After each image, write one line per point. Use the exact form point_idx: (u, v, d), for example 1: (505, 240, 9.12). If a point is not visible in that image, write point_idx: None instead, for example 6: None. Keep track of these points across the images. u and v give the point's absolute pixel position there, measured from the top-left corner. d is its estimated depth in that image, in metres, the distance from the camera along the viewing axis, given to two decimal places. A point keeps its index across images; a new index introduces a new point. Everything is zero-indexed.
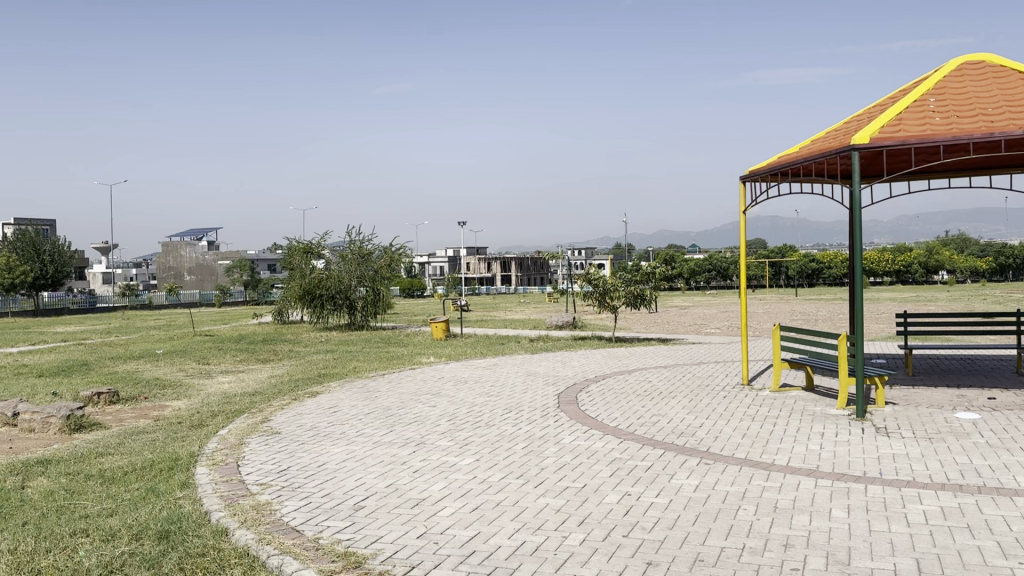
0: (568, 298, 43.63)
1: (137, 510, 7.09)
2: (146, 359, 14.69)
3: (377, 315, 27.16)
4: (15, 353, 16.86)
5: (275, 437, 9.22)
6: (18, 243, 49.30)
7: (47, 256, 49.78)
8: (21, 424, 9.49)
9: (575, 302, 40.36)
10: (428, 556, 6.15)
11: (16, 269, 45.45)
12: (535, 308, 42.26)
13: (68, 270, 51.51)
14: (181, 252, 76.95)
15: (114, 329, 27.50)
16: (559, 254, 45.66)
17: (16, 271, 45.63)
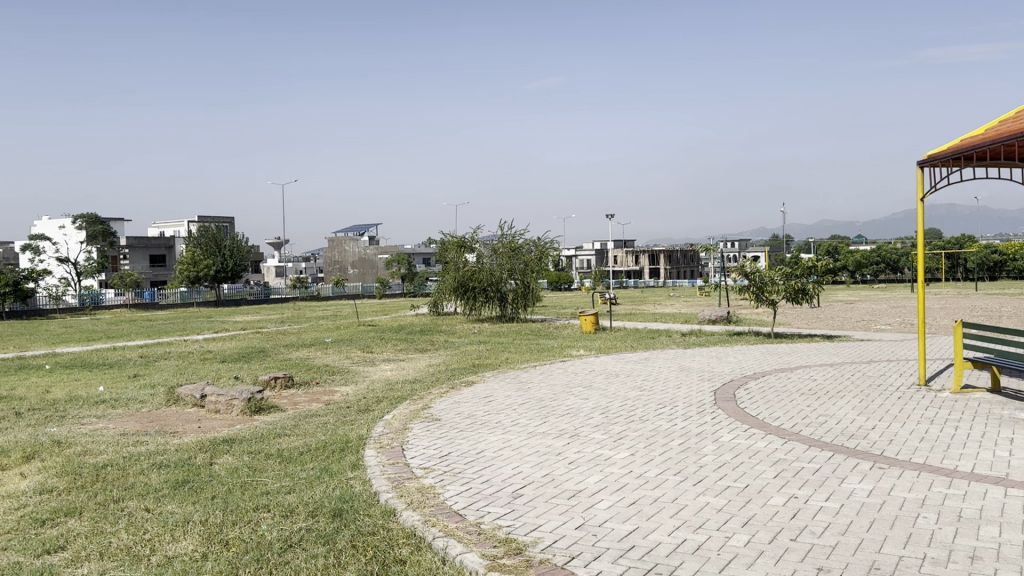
0: (723, 291, 42.42)
1: (312, 489, 7.54)
2: (316, 347, 15.66)
3: (527, 308, 27.52)
4: (203, 340, 18.49)
5: (436, 423, 9.54)
6: (202, 239, 54.06)
7: (227, 251, 54.21)
8: (207, 405, 10.32)
9: (729, 296, 39.28)
10: (588, 548, 6.13)
11: (200, 263, 49.89)
12: (686, 302, 41.41)
13: (245, 264, 55.84)
14: (345, 247, 81.44)
15: (286, 319, 29.55)
16: (712, 247, 44.58)
17: (201, 266, 50.04)
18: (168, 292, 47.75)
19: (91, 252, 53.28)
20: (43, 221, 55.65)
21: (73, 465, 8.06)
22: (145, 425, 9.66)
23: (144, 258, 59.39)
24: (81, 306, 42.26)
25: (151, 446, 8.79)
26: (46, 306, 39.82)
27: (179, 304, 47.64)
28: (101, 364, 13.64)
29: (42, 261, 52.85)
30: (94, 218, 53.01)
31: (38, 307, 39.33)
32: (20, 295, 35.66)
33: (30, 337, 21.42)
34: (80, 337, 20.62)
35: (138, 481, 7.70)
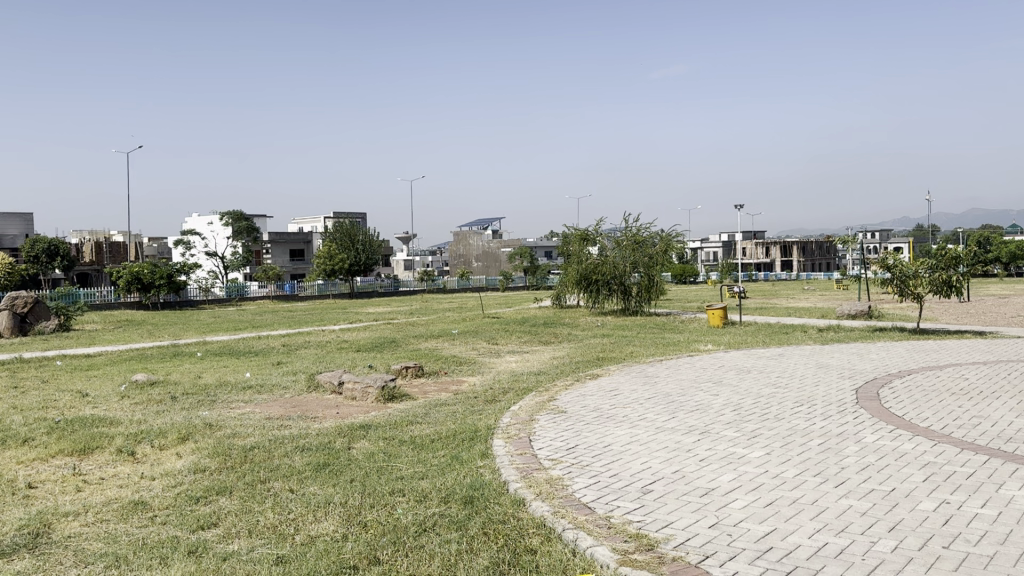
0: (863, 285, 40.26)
1: (444, 476, 7.74)
2: (444, 338, 16.07)
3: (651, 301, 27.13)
4: (339, 330, 19.37)
5: (562, 415, 9.57)
6: (337, 234, 56.68)
7: (360, 246, 56.52)
8: (345, 391, 10.79)
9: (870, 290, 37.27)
10: (722, 547, 5.97)
11: (335, 257, 52.28)
12: (822, 296, 39.54)
13: (376, 258, 57.99)
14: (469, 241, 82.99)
15: (416, 311, 30.49)
16: (850, 238, 42.37)
17: (336, 260, 52.49)
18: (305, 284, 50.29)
19: (236, 247, 56.76)
20: (195, 217, 59.88)
21: (224, 446, 8.61)
22: (287, 410, 10.21)
23: (284, 252, 62.75)
24: (227, 296, 45.17)
25: (294, 430, 9.27)
26: (197, 297, 42.83)
27: (316, 296, 50.20)
28: (247, 352, 14.53)
29: (193, 254, 56.90)
30: (240, 214, 56.69)
31: (189, 297, 42.35)
32: (173, 287, 38.54)
33: (187, 326, 23.17)
34: (230, 326, 22.09)
35: (282, 463, 8.13)
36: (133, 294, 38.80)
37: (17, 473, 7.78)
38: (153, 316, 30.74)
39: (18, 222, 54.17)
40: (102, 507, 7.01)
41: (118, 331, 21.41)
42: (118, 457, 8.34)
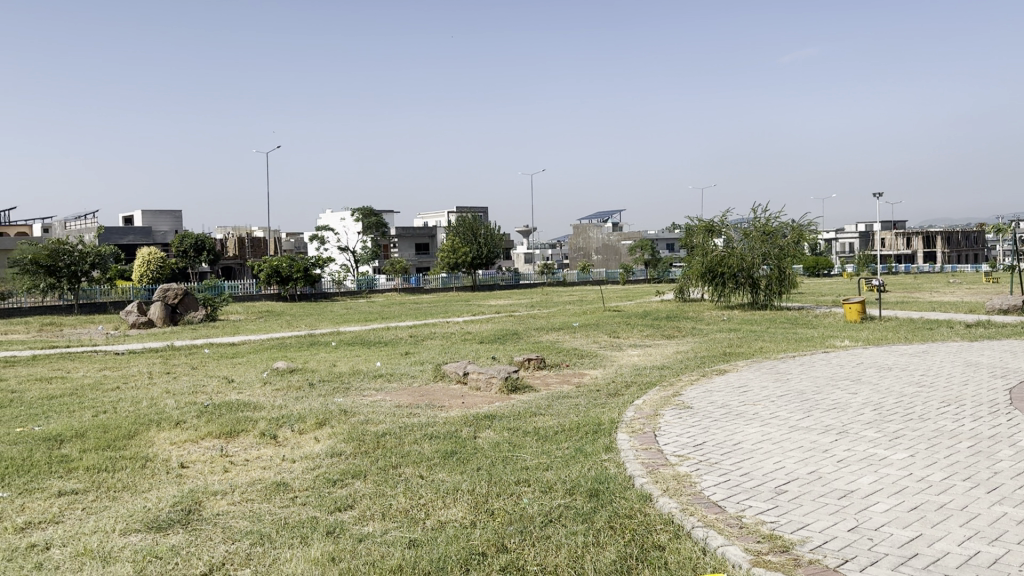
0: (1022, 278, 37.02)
1: (569, 467, 7.76)
2: (565, 330, 16.08)
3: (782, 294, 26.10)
4: (463, 322, 19.76)
5: (688, 410, 9.38)
6: (460, 228, 57.86)
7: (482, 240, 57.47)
8: (470, 381, 11.01)
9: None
10: (863, 552, 5.67)
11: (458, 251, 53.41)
12: (975, 291, 36.67)
13: (498, 251, 58.77)
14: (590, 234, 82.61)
15: (537, 303, 30.65)
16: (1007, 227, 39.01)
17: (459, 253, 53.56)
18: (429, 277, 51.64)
19: (366, 242, 58.80)
20: (328, 213, 62.55)
21: (358, 432, 8.98)
22: (415, 398, 10.53)
23: (410, 246, 64.81)
24: (357, 289, 47.07)
25: (423, 418, 9.55)
26: (330, 289, 44.89)
27: (440, 289, 51.47)
28: (376, 342, 15.09)
29: (326, 249, 59.74)
30: (369, 210, 58.33)
31: (323, 289, 44.43)
32: (309, 279, 40.61)
33: (321, 317, 24.36)
34: (362, 318, 23.02)
35: (412, 450, 8.39)
36: (271, 287, 41.08)
37: (172, 453, 8.40)
38: (291, 307, 32.54)
39: (169, 219, 58.54)
40: (247, 487, 7.46)
41: (260, 321, 22.77)
42: (261, 439, 8.86)
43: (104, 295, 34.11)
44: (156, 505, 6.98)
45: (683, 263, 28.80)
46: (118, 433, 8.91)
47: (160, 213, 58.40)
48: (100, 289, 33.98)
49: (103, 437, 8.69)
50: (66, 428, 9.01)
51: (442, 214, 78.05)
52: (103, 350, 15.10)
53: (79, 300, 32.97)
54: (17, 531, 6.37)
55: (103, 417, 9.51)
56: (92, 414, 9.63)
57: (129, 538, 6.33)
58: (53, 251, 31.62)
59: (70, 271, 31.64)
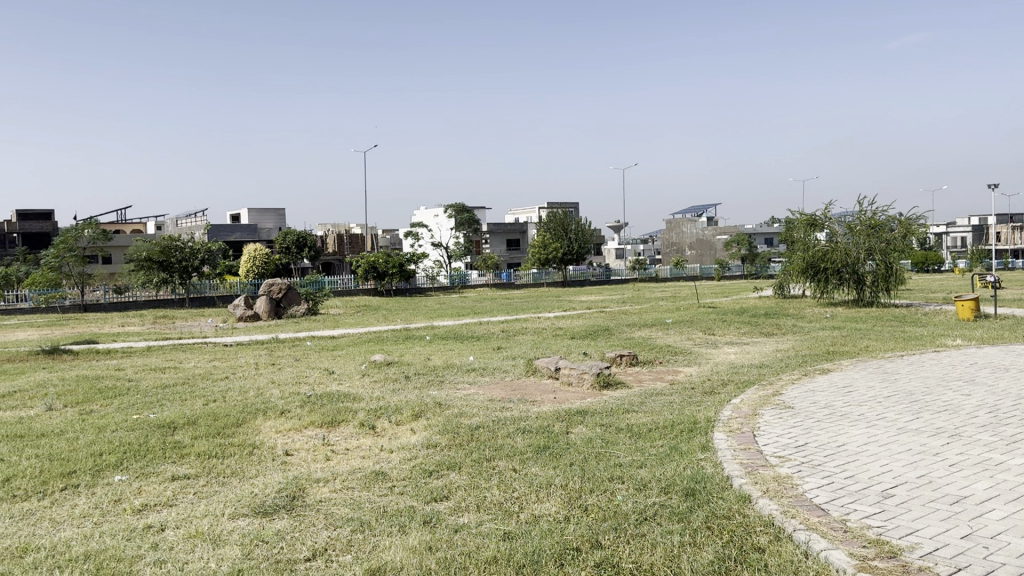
0: None
1: (664, 465, 7.68)
2: (658, 327, 15.87)
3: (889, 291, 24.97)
4: (556, 318, 19.78)
5: (789, 410, 9.11)
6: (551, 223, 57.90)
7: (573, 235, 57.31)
8: (561, 376, 11.03)
9: None
10: (977, 560, 5.37)
11: (549, 247, 53.49)
12: None
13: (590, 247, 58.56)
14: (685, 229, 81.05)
15: (630, 299, 30.34)
16: None
17: (550, 248, 53.54)
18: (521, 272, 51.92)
19: (459, 237, 59.80)
20: (423, 210, 63.67)
21: (452, 425, 9.13)
22: (507, 392, 10.62)
23: (502, 242, 65.36)
24: (450, 284, 47.79)
25: (516, 413, 9.63)
26: (425, 285, 45.78)
27: (531, 284, 51.63)
28: (470, 337, 15.30)
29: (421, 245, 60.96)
30: (461, 206, 59.17)
31: (417, 284, 45.35)
32: (404, 275, 41.55)
33: (416, 311, 24.85)
34: (455, 312, 23.36)
35: (505, 443, 8.48)
36: (369, 281, 42.25)
37: (277, 440, 8.76)
38: (387, 301, 33.35)
39: (273, 216, 60.92)
40: (347, 476, 7.71)
41: (358, 315, 23.45)
42: (360, 430, 9.12)
43: (213, 288, 35.72)
44: (262, 491, 7.30)
45: (783, 258, 28.09)
46: (227, 420, 9.37)
47: (265, 211, 60.83)
48: (210, 284, 35.70)
49: (213, 425, 9.15)
50: (179, 415, 9.54)
51: (534, 209, 78.18)
52: (214, 341, 15.89)
53: (192, 294, 34.74)
54: (135, 512, 6.78)
55: (213, 406, 10.01)
56: (203, 402, 10.15)
57: (238, 522, 6.64)
58: (166, 247, 33.43)
59: (182, 266, 33.53)
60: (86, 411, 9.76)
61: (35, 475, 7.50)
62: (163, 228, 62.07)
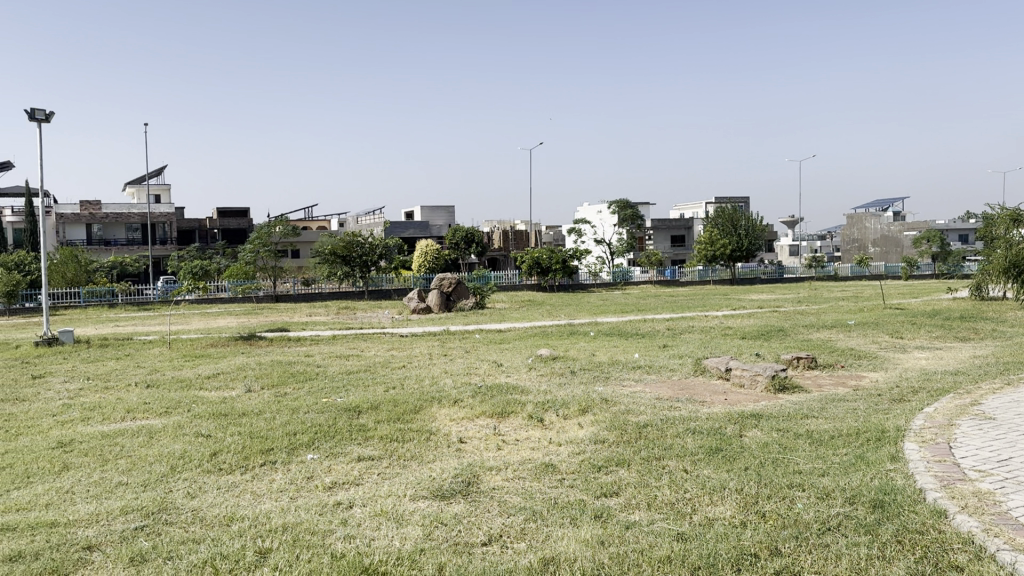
0: None
1: (848, 475, 7.26)
2: (839, 329, 15.03)
3: None
4: (725, 316, 19.22)
5: (991, 422, 8.32)
6: (719, 220, 55.51)
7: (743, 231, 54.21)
8: (733, 378, 10.73)
9: None
10: None
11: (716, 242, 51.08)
12: None
13: (762, 244, 54.83)
14: (867, 224, 75.29)
15: (805, 298, 28.87)
16: None
17: (717, 244, 50.45)
18: (686, 269, 50.84)
19: (621, 233, 59.24)
20: (586, 206, 63.65)
21: (620, 421, 9.13)
22: (676, 392, 10.44)
23: (666, 238, 64.32)
24: (612, 281, 47.59)
25: (685, 413, 9.45)
26: (587, 281, 45.80)
27: (697, 283, 50.26)
28: (635, 334, 15.19)
29: (583, 242, 61.24)
30: (626, 202, 58.53)
31: (579, 281, 45.55)
32: (567, 271, 41.88)
33: (580, 307, 24.99)
34: (619, 309, 23.24)
35: (676, 443, 8.35)
36: (533, 277, 42.91)
37: (452, 428, 9.12)
38: (550, 297, 33.72)
39: (443, 214, 63.33)
40: (519, 465, 7.89)
41: (523, 310, 23.88)
42: (529, 422, 9.32)
43: (389, 282, 37.73)
44: (440, 475, 7.62)
45: (981, 256, 25.75)
46: (405, 407, 9.87)
47: (435, 208, 63.29)
48: (386, 277, 37.62)
49: (393, 410, 9.68)
50: (362, 400, 10.17)
51: (700, 205, 75.92)
52: (391, 332, 16.78)
53: (370, 286, 36.80)
54: (326, 489, 7.29)
55: (392, 392, 10.58)
56: (383, 389, 10.75)
57: (418, 504, 6.98)
58: (349, 243, 35.64)
59: (361, 261, 35.66)
60: (281, 394, 10.62)
61: (239, 450, 8.24)
62: (343, 225, 66.33)
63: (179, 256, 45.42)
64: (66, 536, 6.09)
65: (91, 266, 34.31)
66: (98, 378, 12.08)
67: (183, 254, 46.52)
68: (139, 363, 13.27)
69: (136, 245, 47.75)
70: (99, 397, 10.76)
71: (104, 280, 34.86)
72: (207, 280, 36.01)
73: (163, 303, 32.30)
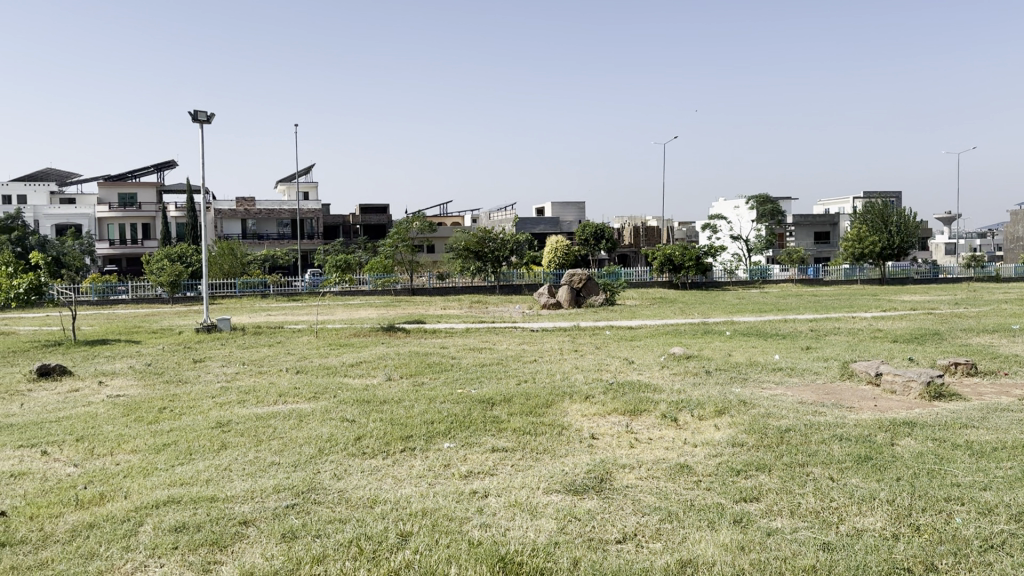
0: None
1: (1013, 491, 6.68)
2: (1003, 333, 13.84)
3: None
4: (870, 318, 18.17)
5: None
6: (869, 216, 52.07)
7: (894, 228, 50.49)
8: (883, 384, 10.12)
9: None
10: None
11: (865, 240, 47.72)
12: None
13: (915, 240, 50.95)
14: None
15: (964, 300, 26.87)
16: None
17: (866, 242, 47.20)
18: (831, 268, 48.38)
19: (760, 230, 56.74)
20: (722, 201, 61.67)
21: (759, 424, 8.81)
22: (820, 396, 9.98)
23: (809, 234, 61.62)
24: (749, 280, 45.99)
25: (830, 418, 8.99)
26: (721, 279, 44.64)
27: (843, 282, 47.61)
28: (774, 334, 14.64)
29: (719, 238, 59.48)
30: (766, 197, 56.02)
31: (715, 278, 44.34)
32: (701, 268, 40.83)
33: (716, 306, 24.32)
34: (757, 308, 22.47)
35: (820, 450, 7.97)
36: (664, 274, 42.26)
37: (584, 423, 9.12)
38: (682, 294, 33.02)
39: (573, 209, 63.30)
40: (653, 465, 7.77)
41: (655, 307, 23.55)
42: (663, 421, 9.16)
43: (520, 277, 37.96)
44: (572, 470, 7.62)
45: None
46: (537, 401, 9.94)
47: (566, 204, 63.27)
48: (517, 273, 37.91)
49: (526, 404, 9.78)
50: (496, 392, 10.33)
51: (847, 199, 71.90)
52: (523, 326, 16.97)
53: (500, 281, 37.37)
54: (462, 478, 7.47)
55: (525, 386, 10.70)
56: (515, 382, 10.90)
57: (552, 497, 7.01)
58: (481, 238, 36.31)
59: (493, 256, 36.26)
60: (418, 383, 10.99)
61: (381, 436, 8.57)
62: (475, 221, 67.75)
63: (323, 250, 47.90)
64: (226, 511, 6.54)
65: (245, 258, 36.77)
66: (252, 363, 12.93)
67: (327, 248, 49.02)
68: (289, 350, 14.10)
69: (285, 240, 50.79)
70: (254, 381, 11.51)
71: (257, 271, 37.27)
72: (350, 272, 37.81)
73: (310, 294, 34.16)
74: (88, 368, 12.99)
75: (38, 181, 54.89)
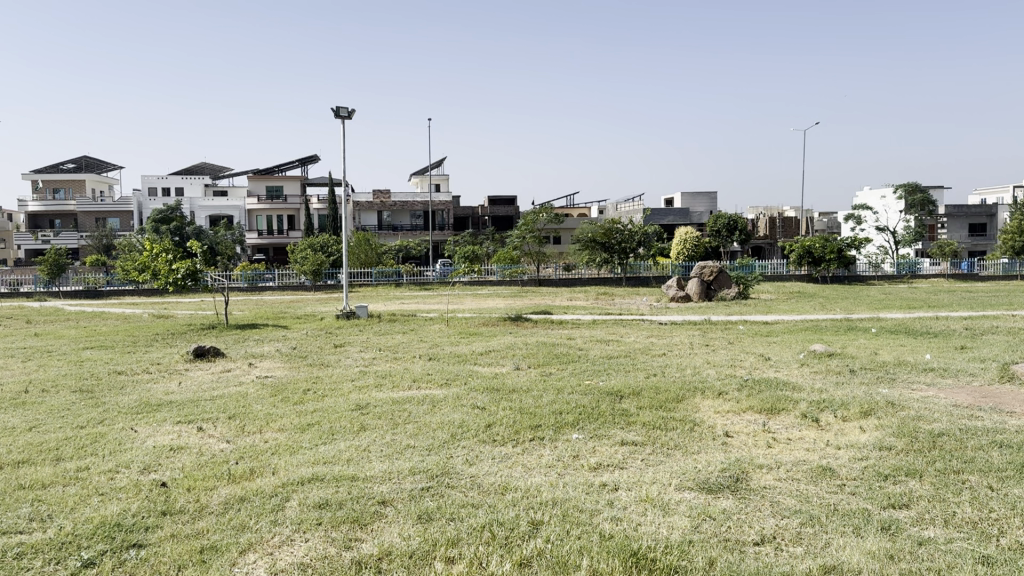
0: None
1: None
2: None
3: None
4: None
5: None
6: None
7: None
8: None
9: None
10: None
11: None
12: None
13: None
14: None
15: None
16: None
17: None
18: (987, 263, 44.68)
19: (910, 221, 52.99)
20: (866, 190, 58.39)
21: (909, 428, 8.24)
22: (976, 399, 9.23)
23: (963, 227, 57.32)
24: (895, 274, 43.19)
25: (989, 424, 8.30)
26: (865, 272, 42.29)
27: (1002, 277, 43.87)
28: (925, 332, 13.67)
29: (862, 229, 56.23)
30: (915, 186, 52.39)
31: (858, 273, 41.96)
32: (843, 261, 38.74)
33: (859, 301, 23.03)
34: (906, 304, 21.08)
35: (978, 456, 7.36)
36: (802, 267, 40.49)
37: (717, 421, 8.85)
38: (822, 289, 31.40)
39: (704, 200, 61.65)
40: (792, 466, 7.42)
41: (792, 302, 22.53)
42: (803, 421, 8.75)
43: (647, 269, 37.37)
44: (706, 468, 7.41)
45: None
46: (667, 395, 9.74)
47: (696, 194, 61.75)
48: (644, 264, 37.36)
49: (656, 397, 9.61)
50: (625, 385, 10.21)
51: (1007, 188, 66.12)
52: (651, 319, 16.71)
53: (627, 273, 36.97)
54: (591, 470, 7.42)
55: (654, 379, 10.51)
56: (644, 375, 10.74)
57: (684, 494, 6.84)
58: (609, 229, 36.03)
59: (620, 248, 35.91)
60: (546, 373, 11.01)
61: (511, 425, 8.65)
62: (601, 213, 67.31)
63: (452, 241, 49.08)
64: (365, 490, 6.80)
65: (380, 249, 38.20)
66: (388, 349, 13.40)
67: (457, 239, 50.16)
68: (422, 338, 14.51)
69: (417, 231, 52.44)
70: (389, 366, 11.92)
71: (390, 261, 38.64)
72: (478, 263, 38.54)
73: (440, 284, 35.09)
74: (240, 350, 13.88)
75: (194, 175, 59.21)
